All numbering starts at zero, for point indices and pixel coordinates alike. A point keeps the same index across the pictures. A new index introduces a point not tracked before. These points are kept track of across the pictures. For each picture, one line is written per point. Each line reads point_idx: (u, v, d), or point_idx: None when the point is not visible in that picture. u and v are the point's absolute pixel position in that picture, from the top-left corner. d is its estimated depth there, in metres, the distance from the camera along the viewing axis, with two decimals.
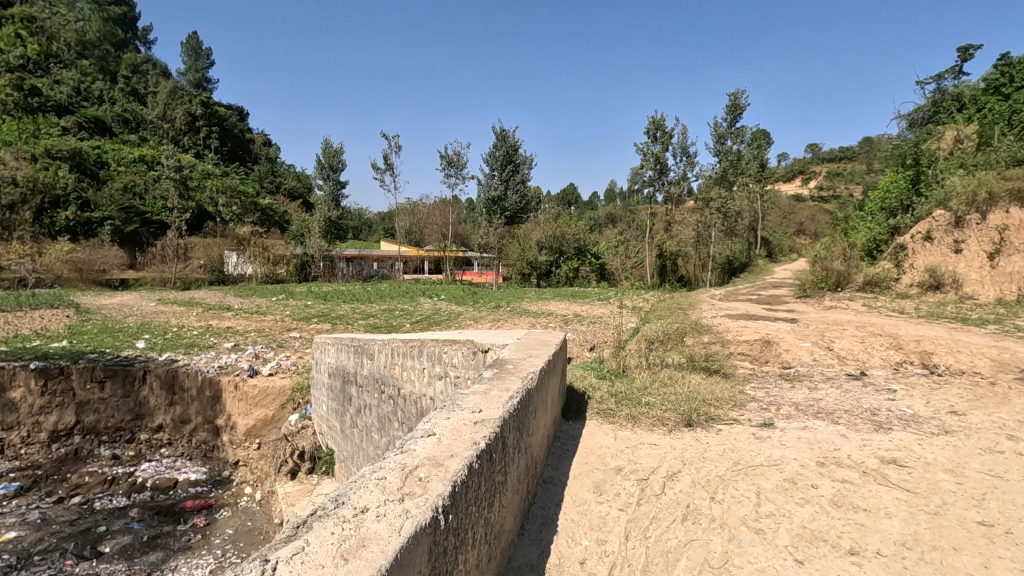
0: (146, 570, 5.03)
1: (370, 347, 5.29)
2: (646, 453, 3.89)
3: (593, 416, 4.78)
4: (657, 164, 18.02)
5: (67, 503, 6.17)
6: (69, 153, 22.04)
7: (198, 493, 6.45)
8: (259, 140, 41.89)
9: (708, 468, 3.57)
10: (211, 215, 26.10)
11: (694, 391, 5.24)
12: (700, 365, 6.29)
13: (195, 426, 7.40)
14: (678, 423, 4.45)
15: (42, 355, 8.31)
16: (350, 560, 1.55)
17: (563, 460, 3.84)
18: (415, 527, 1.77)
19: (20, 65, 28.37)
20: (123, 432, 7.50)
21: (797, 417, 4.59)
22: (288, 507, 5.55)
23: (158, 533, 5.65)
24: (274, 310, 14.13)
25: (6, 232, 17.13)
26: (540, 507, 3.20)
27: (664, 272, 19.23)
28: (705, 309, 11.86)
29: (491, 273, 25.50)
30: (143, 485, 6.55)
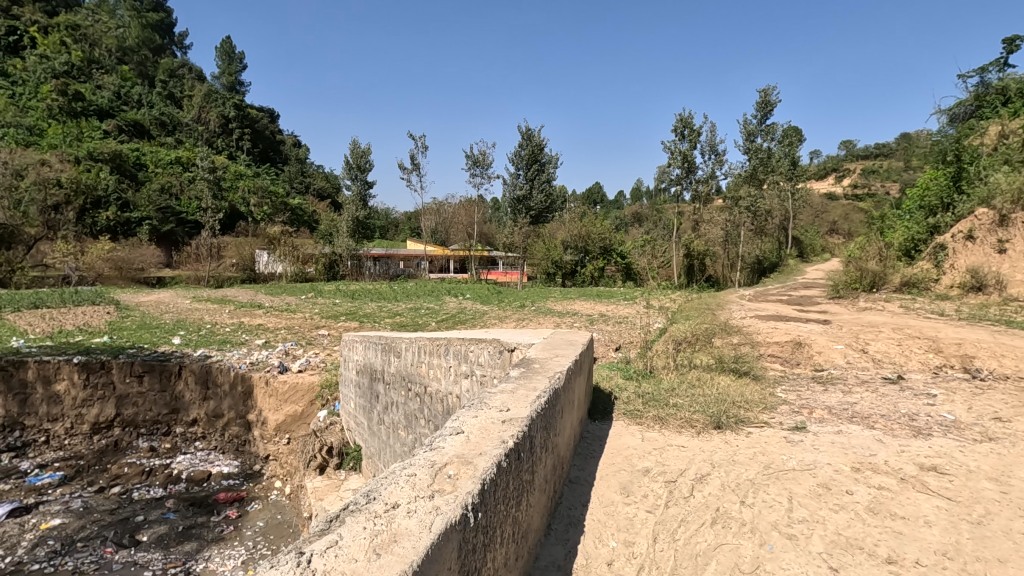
0: (182, 559, 5.20)
1: (397, 345, 5.34)
2: (673, 455, 3.85)
3: (619, 416, 4.75)
4: (684, 163, 17.78)
5: (107, 492, 6.42)
6: (110, 155, 22.85)
7: (230, 486, 6.63)
8: (289, 141, 42.81)
9: (737, 471, 3.51)
10: (243, 215, 26.79)
11: (723, 393, 5.16)
12: (729, 366, 6.18)
13: (228, 420, 7.62)
14: (706, 425, 4.39)
15: (84, 349, 8.64)
16: (381, 555, 1.58)
17: (589, 460, 3.83)
18: (445, 523, 1.78)
19: (65, 71, 29.54)
20: (159, 425, 7.75)
21: (830, 421, 4.48)
22: (316, 502, 5.66)
23: (193, 524, 5.83)
24: (304, 308, 14.44)
25: (51, 231, 17.62)
26: (566, 507, 3.19)
27: (691, 272, 19.00)
28: (734, 310, 11.61)
29: (515, 273, 25.83)
30: (178, 477, 6.76)
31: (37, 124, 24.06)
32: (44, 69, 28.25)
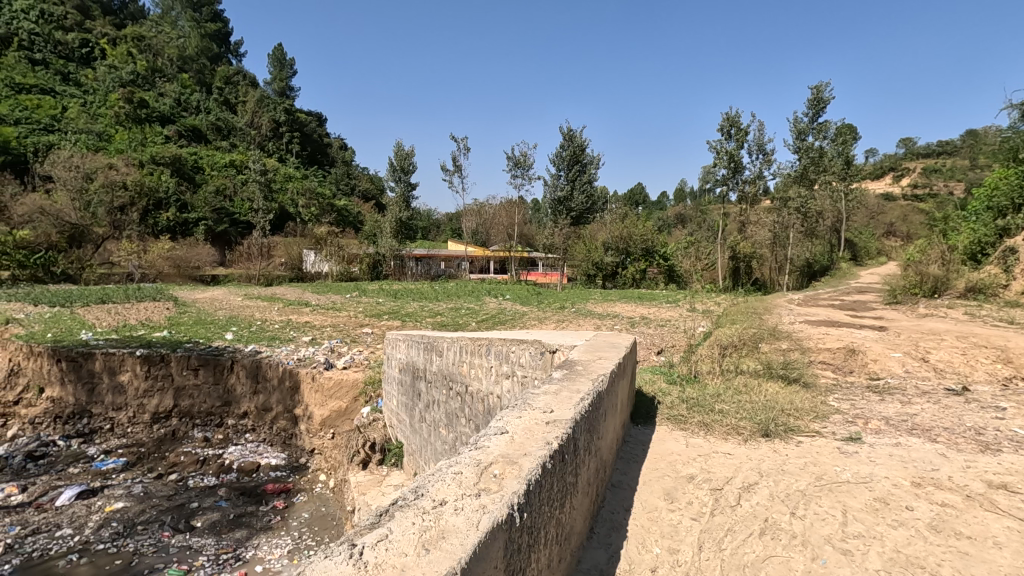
0: (233, 546, 5.44)
1: (439, 344, 5.42)
2: (719, 463, 3.76)
3: (663, 421, 4.68)
4: (731, 162, 17.28)
5: (165, 479, 6.78)
6: (171, 159, 24.09)
7: (278, 478, 6.89)
8: (336, 144, 43.99)
9: (787, 481, 3.40)
10: (292, 216, 27.76)
11: (772, 400, 5.00)
12: (777, 373, 5.99)
13: (276, 414, 7.89)
14: (754, 433, 4.26)
15: (146, 343, 9.15)
16: (430, 551, 1.62)
17: (631, 465, 3.79)
18: (492, 523, 1.81)
19: (131, 80, 31.33)
20: (213, 417, 8.11)
21: (887, 432, 4.28)
22: (360, 496, 5.81)
23: (243, 512, 6.09)
24: (348, 307, 14.82)
25: (117, 231, 18.72)
26: (608, 511, 3.18)
27: (737, 275, 18.50)
28: (783, 314, 11.24)
29: (555, 274, 25.83)
30: (230, 467, 7.06)
31: (105, 130, 25.63)
32: (112, 79, 30.09)
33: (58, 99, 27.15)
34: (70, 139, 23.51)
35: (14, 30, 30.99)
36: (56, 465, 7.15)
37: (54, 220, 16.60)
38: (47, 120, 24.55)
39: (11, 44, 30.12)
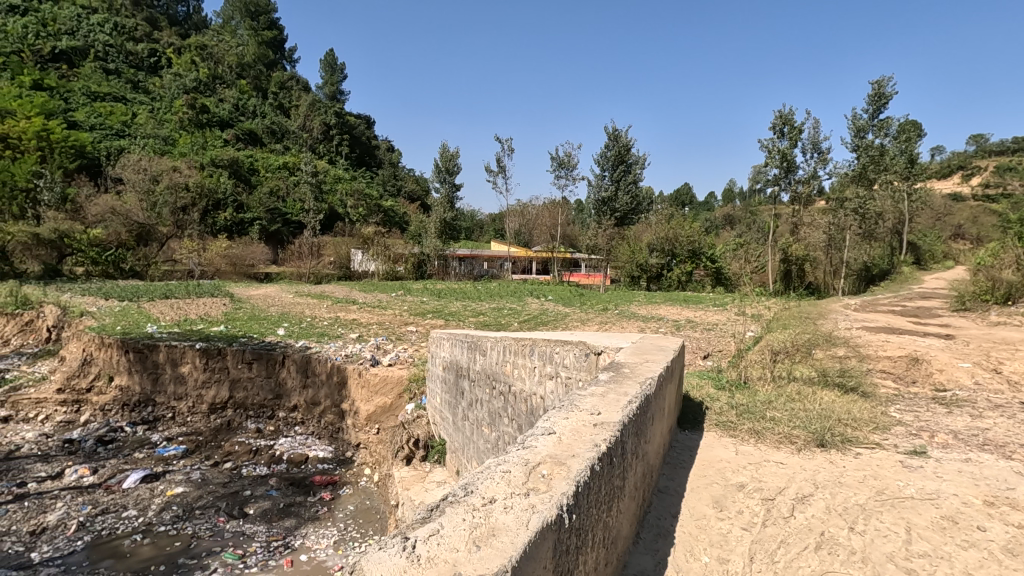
0: (282, 534, 5.64)
1: (483, 344, 5.45)
2: (771, 472, 3.63)
3: (711, 427, 4.56)
4: (783, 162, 16.58)
5: (221, 467, 7.11)
6: (229, 162, 25.25)
7: (325, 470, 7.09)
8: (384, 146, 45.00)
9: (844, 494, 3.24)
10: (341, 216, 28.60)
11: (827, 409, 4.77)
12: (833, 381, 5.71)
13: (324, 408, 8.14)
14: (808, 443, 4.08)
15: (205, 337, 9.64)
16: (481, 548, 1.62)
17: (679, 471, 3.71)
18: (542, 523, 1.80)
19: (194, 86, 33.02)
20: (265, 409, 8.42)
21: (956, 447, 4.03)
22: (403, 490, 5.91)
23: (292, 502, 6.30)
24: (394, 305, 15.15)
25: (179, 230, 19.80)
26: (655, 516, 3.12)
27: (789, 278, 17.68)
28: (839, 320, 10.72)
29: (599, 275, 25.66)
30: (280, 458, 7.31)
31: (170, 134, 27.15)
32: (177, 86, 31.77)
33: (129, 106, 28.91)
34: (139, 143, 24.99)
35: (91, 43, 33.26)
36: (123, 450, 7.58)
37: (124, 219, 17.68)
38: (119, 126, 26.17)
39: (88, 56, 32.35)
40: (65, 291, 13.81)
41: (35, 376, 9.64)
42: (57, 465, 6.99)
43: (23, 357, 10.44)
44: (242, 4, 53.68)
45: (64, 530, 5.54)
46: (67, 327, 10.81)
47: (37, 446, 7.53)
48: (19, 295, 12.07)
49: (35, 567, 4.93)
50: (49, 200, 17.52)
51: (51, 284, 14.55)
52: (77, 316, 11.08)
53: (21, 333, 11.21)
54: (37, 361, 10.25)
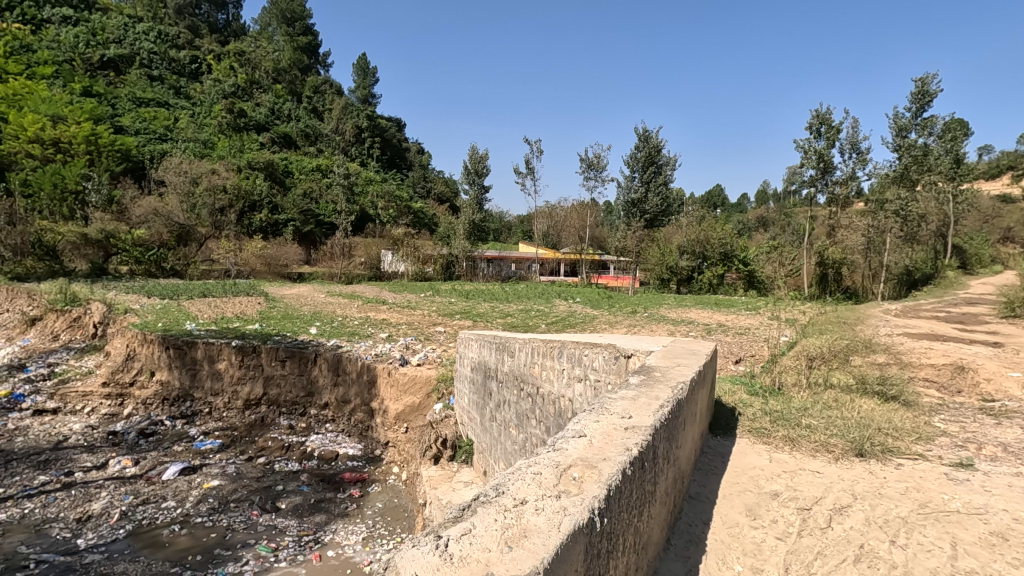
0: (313, 529, 5.77)
1: (512, 345, 5.48)
2: (807, 481, 3.54)
3: (744, 434, 4.47)
4: (820, 162, 16.05)
5: (254, 461, 7.30)
6: (264, 164, 25.90)
7: (355, 467, 7.22)
8: (415, 149, 45.52)
9: (885, 506, 3.14)
10: (371, 217, 29.04)
11: (867, 417, 4.61)
12: (873, 389, 5.50)
13: (354, 406, 8.29)
14: (846, 452, 3.96)
15: (241, 335, 9.94)
16: (514, 548, 1.63)
17: (710, 477, 3.66)
18: (574, 525, 1.80)
19: (232, 92, 34.05)
20: (298, 406, 8.61)
21: (1005, 460, 3.86)
22: (431, 489, 5.97)
23: (323, 498, 6.44)
24: (423, 305, 15.34)
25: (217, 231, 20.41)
26: (686, 523, 3.08)
27: (824, 281, 16.98)
28: (878, 325, 10.35)
29: (628, 277, 25.42)
30: (311, 454, 7.46)
31: (209, 138, 28.05)
32: (216, 91, 32.77)
33: (171, 111, 29.98)
34: (180, 147, 25.86)
35: (137, 51, 34.64)
36: (163, 442, 7.85)
37: (165, 220, 18.33)
38: (162, 130, 27.16)
39: (134, 63, 33.68)
40: (110, 289, 14.40)
41: (83, 369, 10.10)
42: (102, 456, 7.29)
43: (71, 352, 10.95)
44: (279, 12, 55.00)
45: (108, 518, 5.78)
46: (112, 324, 11.27)
47: (83, 437, 7.87)
48: (68, 292, 12.62)
49: (81, 552, 5.16)
50: (97, 201, 18.34)
51: (97, 282, 15.18)
52: (122, 313, 11.55)
53: (69, 329, 11.73)
54: (85, 356, 10.73)
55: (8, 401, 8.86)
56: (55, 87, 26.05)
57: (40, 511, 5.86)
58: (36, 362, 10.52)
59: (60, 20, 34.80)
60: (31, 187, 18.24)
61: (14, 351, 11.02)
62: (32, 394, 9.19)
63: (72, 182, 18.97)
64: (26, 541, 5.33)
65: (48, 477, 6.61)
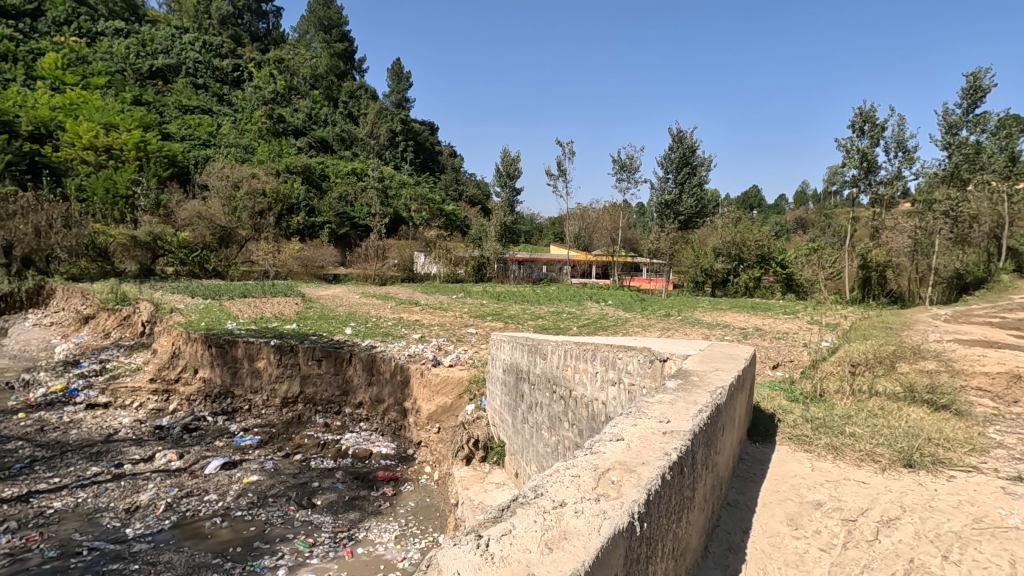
0: (347, 526, 5.89)
1: (544, 347, 5.48)
2: (851, 491, 3.44)
3: (784, 441, 4.36)
4: (863, 162, 15.43)
5: (291, 458, 7.51)
6: (302, 168, 26.50)
7: (387, 466, 7.36)
8: (447, 152, 45.95)
9: (936, 519, 3.02)
10: (405, 220, 29.43)
11: (915, 426, 4.44)
12: (922, 398, 5.25)
13: (388, 406, 8.43)
14: (893, 462, 3.82)
15: (279, 334, 10.24)
16: (554, 550, 1.65)
17: (749, 484, 3.59)
18: (614, 529, 1.81)
19: (272, 98, 35.07)
20: (333, 405, 8.81)
21: None
22: (463, 490, 6.01)
23: (357, 495, 6.57)
24: (455, 307, 15.49)
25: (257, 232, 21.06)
26: (725, 530, 3.03)
27: (867, 284, 16.47)
28: (926, 331, 9.89)
29: (662, 280, 25.10)
30: (346, 452, 7.62)
31: (250, 143, 28.97)
32: (256, 97, 33.74)
33: (215, 117, 31.08)
34: (223, 152, 26.76)
35: (183, 60, 36.04)
36: (205, 437, 8.16)
37: (208, 223, 19.04)
38: (206, 136, 28.18)
39: (180, 72, 35.04)
40: (157, 289, 15.02)
41: (131, 366, 10.57)
42: (148, 449, 7.62)
43: (122, 349, 11.47)
44: (317, 20, 56.24)
45: (154, 509, 6.05)
46: (158, 322, 11.73)
47: (132, 431, 8.25)
48: (118, 292, 13.20)
49: (129, 541, 5.40)
50: (145, 205, 19.20)
51: (146, 282, 15.88)
52: (168, 312, 12.03)
53: (120, 327, 12.29)
54: (133, 352, 11.22)
55: (64, 395, 9.37)
56: (108, 96, 27.38)
57: (92, 500, 6.18)
58: (90, 358, 11.08)
59: (112, 32, 36.49)
60: (85, 192, 19.27)
61: (69, 348, 11.63)
62: (86, 389, 9.70)
63: (122, 187, 19.89)
64: (79, 528, 5.62)
65: (100, 468, 6.95)
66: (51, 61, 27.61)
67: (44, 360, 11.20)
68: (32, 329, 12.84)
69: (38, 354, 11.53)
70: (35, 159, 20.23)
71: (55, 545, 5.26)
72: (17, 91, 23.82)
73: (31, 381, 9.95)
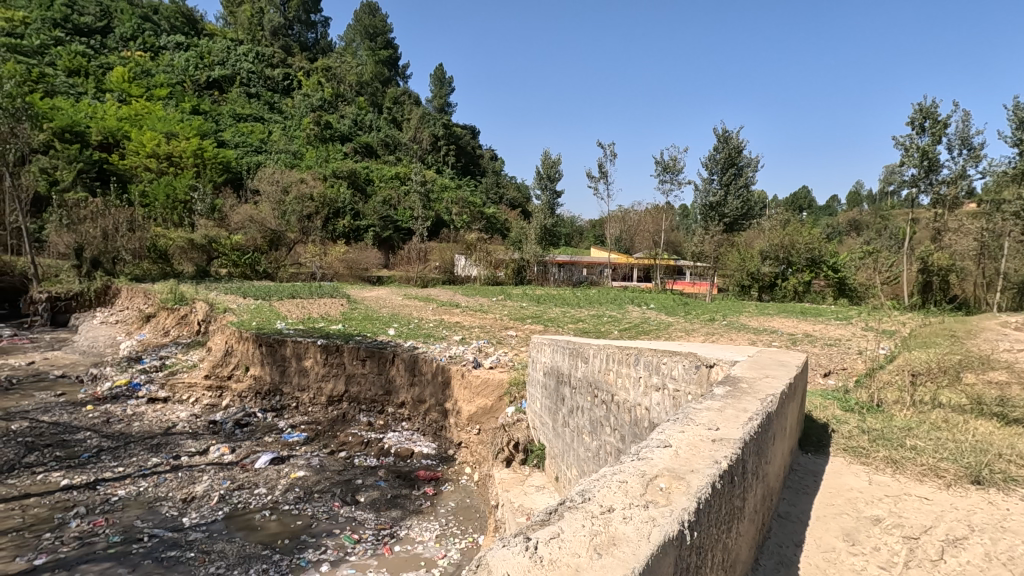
0: (390, 524, 6.02)
1: (586, 351, 5.47)
2: (913, 507, 3.27)
3: (838, 453, 4.19)
4: (924, 160, 14.58)
5: (337, 456, 7.72)
6: (348, 173, 27.15)
7: (428, 466, 7.48)
8: (488, 155, 46.17)
9: (1009, 541, 2.84)
10: (446, 223, 29.77)
11: (983, 441, 4.18)
12: (991, 410, 4.94)
13: (429, 406, 8.54)
14: (960, 478, 3.59)
15: (325, 334, 10.54)
16: (603, 556, 1.66)
17: (802, 496, 3.47)
18: (664, 537, 1.78)
19: (319, 105, 36.13)
20: (376, 404, 9.01)
21: None
22: (503, 491, 6.04)
23: (399, 493, 6.71)
24: (495, 309, 15.59)
25: (305, 235, 21.71)
26: (776, 543, 2.94)
27: (928, 290, 15.93)
28: (995, 340, 9.27)
29: (706, 283, 24.50)
30: (388, 451, 7.79)
31: (299, 149, 29.98)
32: (305, 105, 34.82)
33: (266, 125, 32.31)
34: (273, 158, 27.79)
35: (237, 71, 37.60)
36: (255, 433, 8.50)
37: (259, 227, 19.87)
38: (257, 143, 29.36)
39: (234, 82, 36.62)
40: (211, 290, 15.72)
41: (188, 363, 11.11)
42: (203, 442, 8.00)
43: (179, 346, 12.10)
44: (363, 29, 57.49)
45: (208, 500, 6.35)
46: (212, 321, 12.27)
47: (189, 425, 8.70)
48: (177, 292, 13.88)
49: (186, 530, 5.69)
50: (202, 209, 20.26)
51: (201, 283, 16.66)
52: (221, 312, 12.56)
53: (178, 326, 12.94)
54: (190, 350, 11.82)
55: (127, 389, 9.96)
56: (169, 107, 28.92)
57: (152, 489, 6.54)
58: (150, 355, 11.74)
59: (174, 46, 38.46)
60: (148, 198, 20.49)
61: (133, 345, 12.32)
62: (147, 384, 10.27)
63: (181, 193, 20.98)
64: (141, 515, 5.95)
65: (159, 459, 7.35)
66: (119, 75, 29.41)
67: (110, 356, 11.92)
68: (99, 327, 13.68)
69: (105, 351, 12.30)
70: (103, 167, 21.54)
71: (119, 531, 5.58)
72: (89, 103, 25.46)
73: (99, 376, 10.63)
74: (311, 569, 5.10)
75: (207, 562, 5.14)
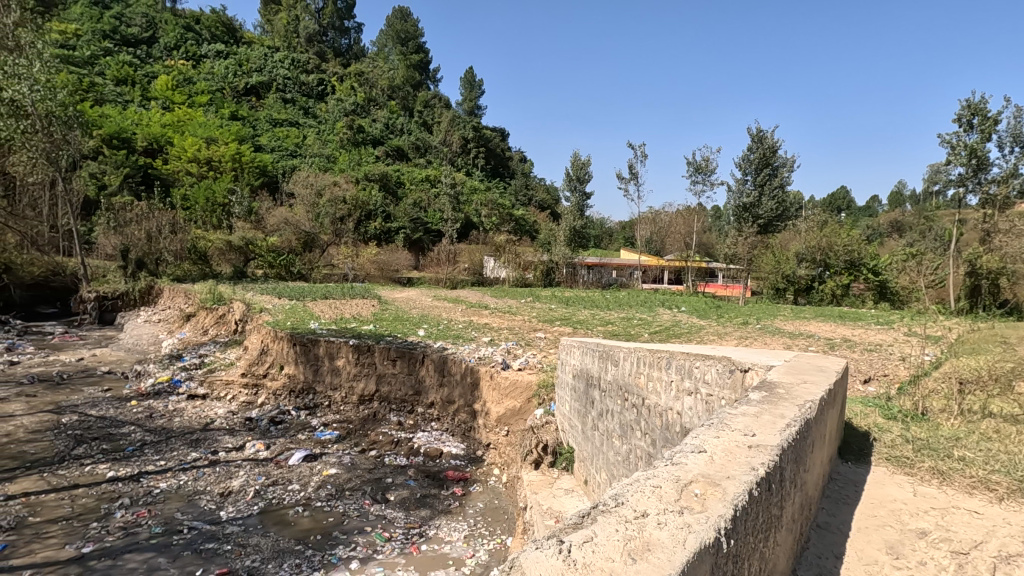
0: (419, 523, 6.08)
1: (616, 354, 5.41)
2: (963, 521, 3.12)
3: (880, 462, 4.03)
4: (971, 159, 13.88)
5: (368, 454, 7.83)
6: (379, 176, 27.57)
7: (457, 466, 7.52)
8: (518, 157, 46.26)
9: None
10: (475, 224, 29.91)
11: None
12: None
13: (458, 407, 8.58)
14: (1013, 492, 3.40)
15: (357, 335, 10.71)
16: (637, 561, 1.63)
17: (842, 506, 3.35)
18: (700, 543, 1.75)
19: (352, 109, 36.80)
20: (405, 404, 9.10)
21: None
22: (532, 494, 6.02)
23: (428, 493, 6.76)
24: (523, 311, 15.58)
25: (337, 237, 22.09)
26: (815, 554, 2.85)
27: (976, 293, 15.11)
28: None
29: (739, 286, 23.97)
30: (418, 451, 7.86)
31: (332, 153, 30.59)
32: (338, 110, 35.53)
33: (301, 129, 33.06)
34: (308, 162, 28.42)
35: (274, 77, 38.60)
36: (289, 430, 8.69)
37: (294, 229, 20.37)
38: (292, 147, 30.09)
39: (271, 88, 37.61)
40: (248, 291, 16.18)
41: (226, 361, 11.45)
42: (240, 438, 8.23)
43: (217, 345, 12.48)
44: (395, 33, 58.25)
45: (244, 495, 6.52)
46: (248, 321, 12.61)
47: (226, 421, 8.96)
48: (216, 293, 14.31)
49: (222, 523, 5.86)
50: (239, 212, 20.94)
51: (238, 283, 17.14)
52: (258, 311, 12.90)
53: (216, 325, 13.34)
54: (228, 348, 12.18)
55: (169, 386, 10.33)
56: (210, 113, 29.89)
57: (191, 483, 6.76)
58: (190, 353, 12.14)
59: (214, 54, 39.73)
60: (189, 202, 21.23)
61: (174, 343, 12.76)
62: (187, 381, 10.63)
63: (220, 197, 21.66)
64: (181, 508, 6.15)
65: (198, 454, 7.58)
66: (163, 83, 30.52)
67: (153, 354, 12.38)
68: (143, 326, 14.22)
69: (148, 349, 12.77)
70: (147, 171, 22.38)
71: (160, 522, 5.79)
72: (135, 111, 26.52)
73: (143, 372, 11.06)
74: (342, 565, 5.18)
75: (242, 555, 5.28)
